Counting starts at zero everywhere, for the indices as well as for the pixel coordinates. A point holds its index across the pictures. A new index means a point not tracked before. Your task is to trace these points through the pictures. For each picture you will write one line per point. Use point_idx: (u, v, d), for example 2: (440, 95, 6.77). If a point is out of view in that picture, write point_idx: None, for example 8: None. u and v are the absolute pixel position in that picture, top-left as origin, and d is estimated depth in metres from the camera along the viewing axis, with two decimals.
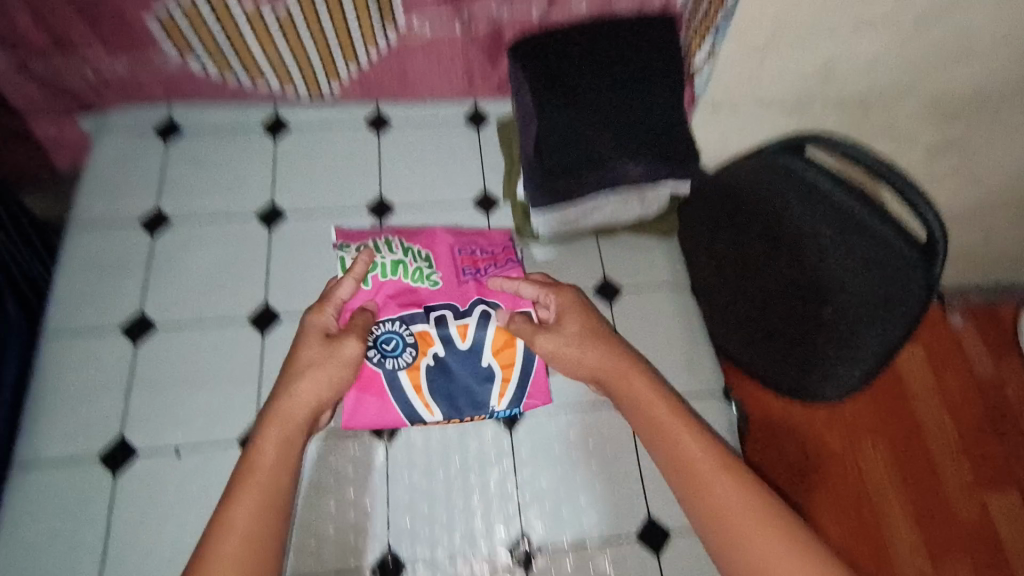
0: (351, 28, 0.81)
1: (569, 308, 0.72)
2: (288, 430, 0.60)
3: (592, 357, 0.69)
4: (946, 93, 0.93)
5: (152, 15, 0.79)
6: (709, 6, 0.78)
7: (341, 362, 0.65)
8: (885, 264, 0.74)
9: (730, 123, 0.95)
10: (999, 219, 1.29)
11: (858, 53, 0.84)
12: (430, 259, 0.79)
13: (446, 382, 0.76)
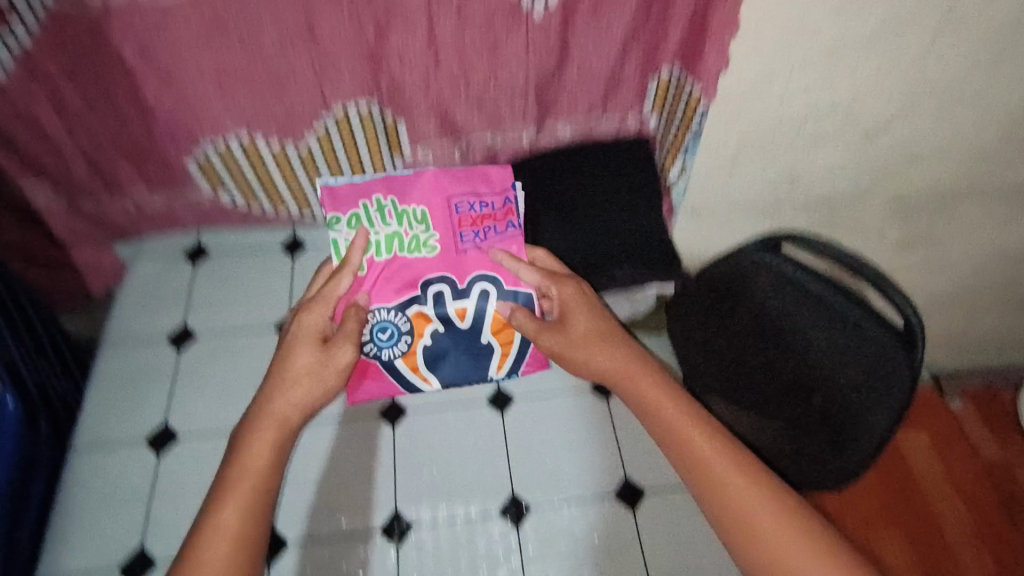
0: (368, 161, 0.87)
1: (574, 302, 0.79)
2: (281, 431, 0.72)
3: (603, 358, 0.77)
4: (904, 194, 1.02)
5: (191, 158, 0.84)
6: (677, 130, 0.86)
7: (332, 369, 0.74)
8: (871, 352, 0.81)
9: (709, 226, 1.02)
10: (980, 303, 1.34)
11: (817, 163, 0.93)
12: (425, 219, 0.81)
13: (442, 359, 0.87)
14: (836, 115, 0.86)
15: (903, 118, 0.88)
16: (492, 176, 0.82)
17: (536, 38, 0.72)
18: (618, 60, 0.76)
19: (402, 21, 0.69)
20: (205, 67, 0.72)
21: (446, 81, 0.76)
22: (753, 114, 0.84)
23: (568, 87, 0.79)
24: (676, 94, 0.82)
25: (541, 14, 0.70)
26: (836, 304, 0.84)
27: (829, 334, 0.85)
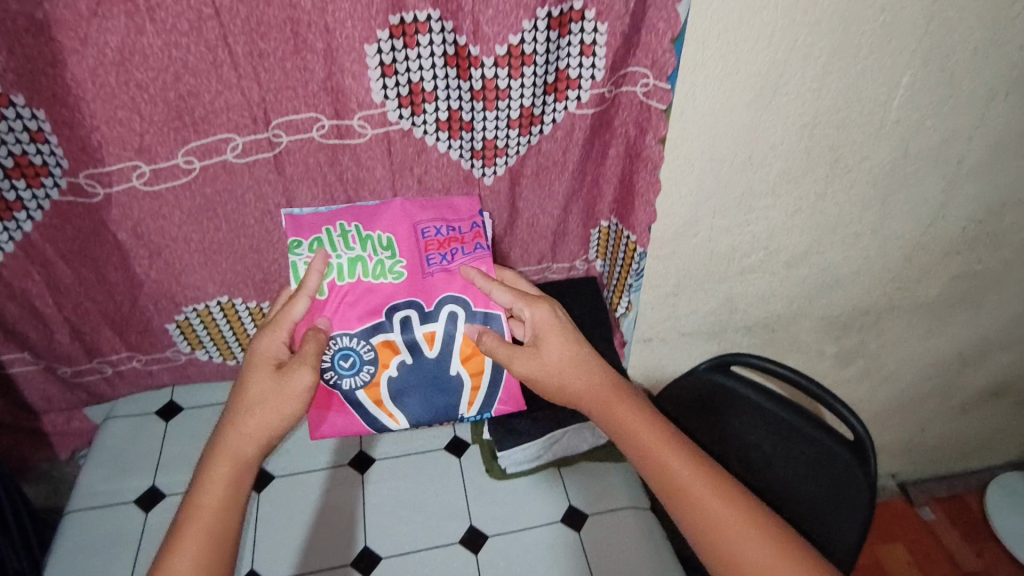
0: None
1: (547, 329, 0.79)
2: (236, 469, 0.69)
3: (578, 382, 0.77)
4: (832, 313, 1.12)
5: (171, 320, 0.89)
6: (619, 273, 0.97)
7: (289, 394, 0.70)
8: (836, 470, 0.96)
9: (662, 353, 1.10)
10: (925, 408, 1.42)
11: (749, 290, 1.03)
12: (391, 245, 0.80)
13: (407, 390, 0.86)
14: (758, 251, 0.97)
15: (815, 251, 1.00)
16: (458, 205, 0.83)
17: (488, 199, 0.85)
18: (561, 217, 0.91)
19: (372, 192, 0.81)
20: (192, 241, 0.80)
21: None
22: (686, 250, 0.94)
23: (518, 237, 0.92)
24: (614, 240, 0.95)
25: (491, 180, 0.83)
26: (803, 427, 0.99)
27: (792, 451, 1.00)
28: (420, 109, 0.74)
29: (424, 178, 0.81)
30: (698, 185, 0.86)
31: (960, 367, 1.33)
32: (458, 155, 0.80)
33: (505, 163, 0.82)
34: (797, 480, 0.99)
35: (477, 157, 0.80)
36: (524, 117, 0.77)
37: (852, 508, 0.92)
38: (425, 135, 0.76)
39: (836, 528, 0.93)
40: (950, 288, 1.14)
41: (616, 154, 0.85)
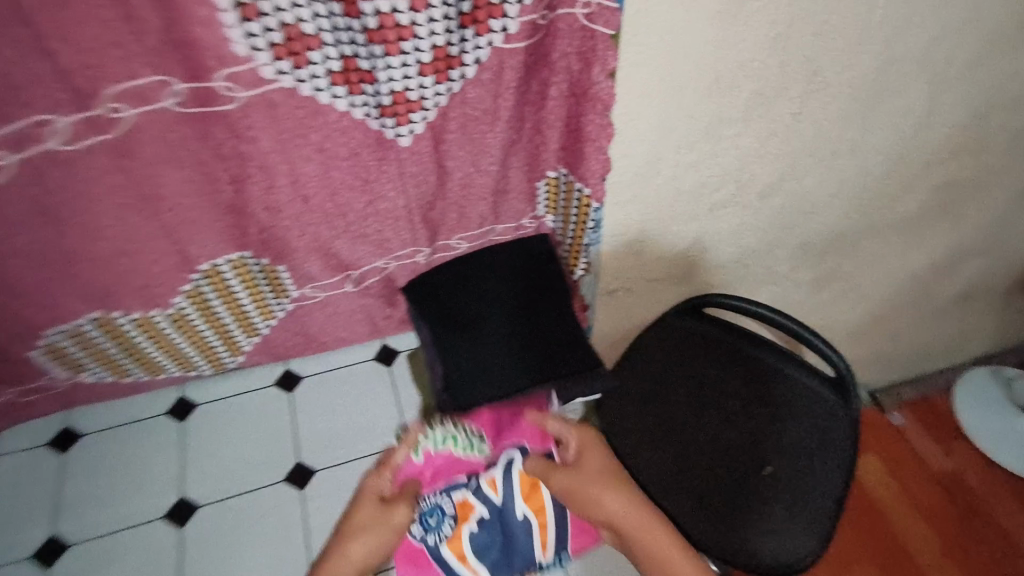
0: (252, 302, 0.92)
1: (591, 460, 0.74)
2: None
3: (612, 496, 0.70)
4: (808, 240, 1.03)
5: (37, 346, 0.91)
6: (573, 232, 0.88)
7: (391, 529, 0.70)
8: (818, 414, 0.90)
9: (633, 302, 1.01)
10: (901, 319, 1.38)
11: (721, 227, 0.93)
12: (479, 437, 0.79)
13: (489, 543, 0.85)
14: (729, 184, 0.86)
15: (789, 178, 0.89)
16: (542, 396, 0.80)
17: (408, 163, 0.75)
18: (499, 172, 0.81)
19: (270, 167, 0.72)
20: (34, 253, 0.76)
21: (320, 218, 0.81)
22: (647, 195, 0.83)
23: (449, 202, 0.83)
24: (565, 195, 0.85)
25: (408, 142, 0.72)
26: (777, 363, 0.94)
27: (776, 403, 0.92)
28: (305, 60, 0.61)
29: (327, 149, 0.71)
30: (659, 118, 0.73)
31: (936, 276, 1.27)
32: (365, 113, 0.68)
33: (422, 119, 0.69)
34: (781, 438, 0.90)
35: (385, 114, 0.68)
36: (438, 59, 0.63)
37: (835, 453, 0.86)
38: (316, 91, 0.64)
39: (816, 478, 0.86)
40: (930, 199, 1.05)
41: (558, 96, 0.72)
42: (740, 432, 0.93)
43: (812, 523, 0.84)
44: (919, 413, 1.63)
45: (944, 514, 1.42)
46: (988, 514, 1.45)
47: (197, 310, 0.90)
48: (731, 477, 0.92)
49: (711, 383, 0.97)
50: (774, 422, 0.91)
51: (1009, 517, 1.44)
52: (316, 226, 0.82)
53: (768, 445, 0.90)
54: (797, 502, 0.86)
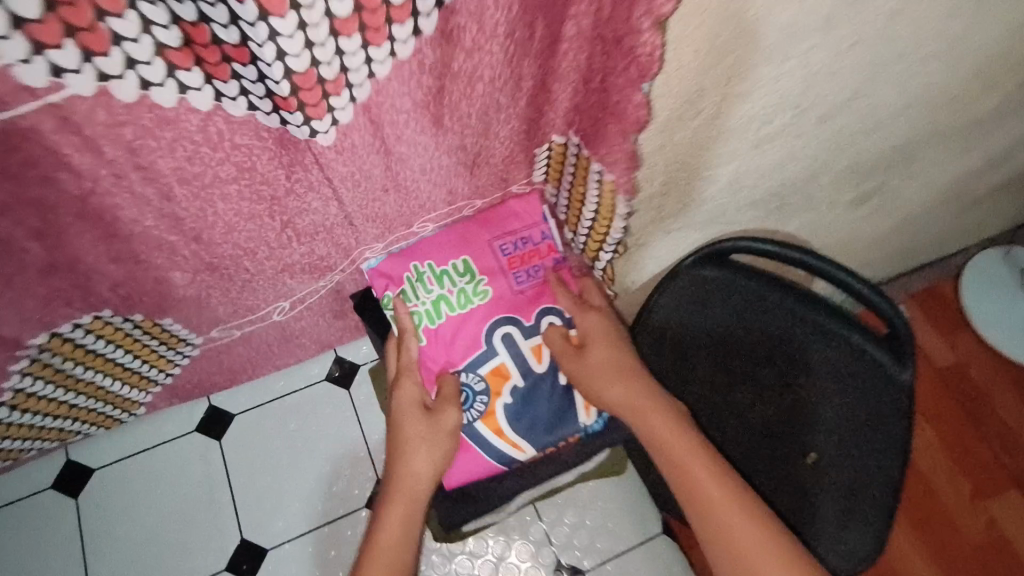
0: (139, 359, 0.77)
1: (592, 326, 0.69)
2: (410, 505, 0.61)
3: (618, 390, 0.64)
4: (860, 159, 0.82)
5: None
6: (592, 219, 0.72)
7: (446, 433, 0.65)
8: (856, 369, 0.76)
9: (647, 252, 0.82)
10: (934, 217, 1.20)
11: (761, 162, 0.71)
12: (469, 269, 0.70)
13: (529, 411, 0.70)
14: (783, 115, 0.63)
15: (860, 97, 0.67)
16: (519, 210, 0.73)
17: (334, 164, 0.55)
18: (480, 132, 0.59)
19: (118, 207, 0.52)
20: None
21: (200, 258, 0.63)
22: (684, 139, 0.61)
23: (398, 193, 0.64)
24: (580, 174, 0.67)
25: (330, 140, 0.52)
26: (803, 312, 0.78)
27: (818, 376, 0.78)
28: (108, 38, 0.37)
29: (203, 173, 0.51)
30: (708, 47, 0.50)
31: (988, 168, 1.08)
32: (249, 101, 0.46)
33: (351, 100, 0.49)
34: (825, 421, 0.78)
35: (284, 107, 0.46)
36: (353, 14, 0.41)
37: (889, 407, 0.74)
38: (147, 87, 0.42)
39: (872, 430, 0.75)
40: (1012, 89, 0.83)
41: (575, 32, 0.50)
42: (773, 379, 0.81)
43: (882, 469, 0.74)
44: (924, 305, 1.50)
45: (945, 415, 1.36)
46: (990, 406, 1.38)
47: (72, 379, 0.75)
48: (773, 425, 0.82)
49: (730, 336, 0.83)
50: (811, 374, 0.79)
51: (1012, 412, 1.37)
52: (222, 253, 0.63)
53: (806, 395, 0.79)
54: (857, 453, 0.76)
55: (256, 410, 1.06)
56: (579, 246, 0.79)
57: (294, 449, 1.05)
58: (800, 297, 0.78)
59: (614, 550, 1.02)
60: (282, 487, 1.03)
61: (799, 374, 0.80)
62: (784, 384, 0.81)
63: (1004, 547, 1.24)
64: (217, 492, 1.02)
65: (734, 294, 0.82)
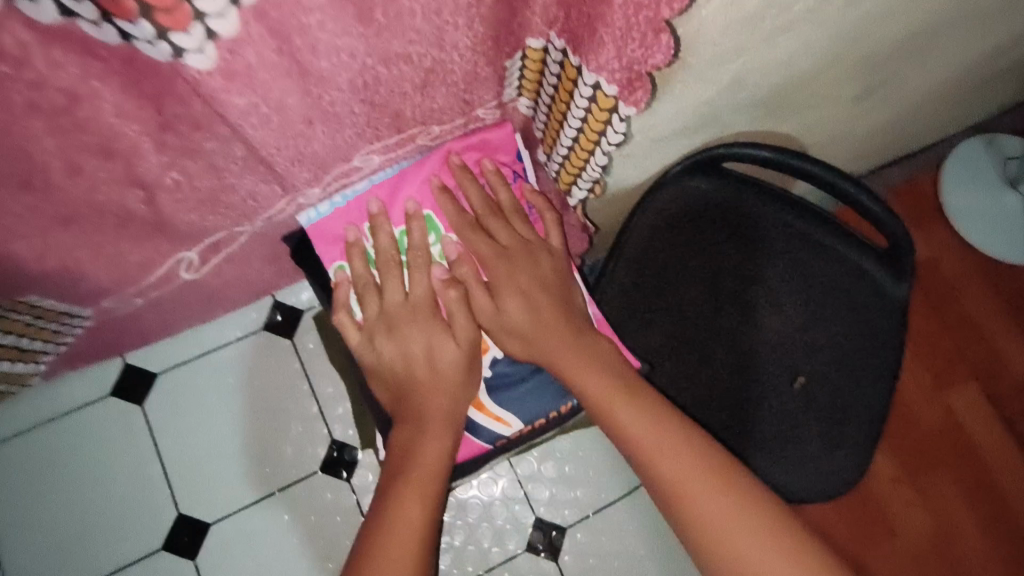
0: (20, 334, 0.70)
1: (511, 280, 0.59)
2: (436, 428, 0.58)
3: (517, 318, 0.58)
4: (878, 46, 0.71)
5: None
6: (574, 142, 0.62)
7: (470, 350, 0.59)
8: (846, 288, 0.72)
9: (632, 169, 0.71)
10: (928, 108, 1.11)
11: (770, 57, 0.60)
12: (433, 226, 0.60)
13: (511, 380, 0.64)
14: None
15: None
16: (492, 143, 0.61)
17: (225, 96, 0.42)
18: (441, 55, 0.46)
19: None
20: None
21: (56, 215, 0.51)
22: (702, 36, 0.50)
23: (328, 124, 0.51)
24: (567, 87, 0.55)
25: (208, 63, 0.38)
26: (799, 224, 0.73)
27: (813, 293, 0.73)
28: None
29: (9, 101, 0.37)
30: None
31: (997, 54, 0.98)
32: (59, 2, 0.32)
33: (231, 3, 0.34)
34: (816, 342, 0.72)
35: (119, 15, 0.33)
36: None
37: (881, 329, 0.70)
38: None
39: (861, 356, 0.71)
40: None
41: None
42: (748, 304, 0.73)
43: (872, 396, 0.70)
44: (902, 199, 1.44)
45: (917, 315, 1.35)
46: (957, 302, 1.37)
47: None
48: (744, 359, 0.73)
49: (711, 254, 0.74)
50: (794, 296, 0.73)
51: (978, 305, 1.37)
52: (86, 203, 0.51)
53: (789, 324, 0.73)
54: (842, 383, 0.71)
55: (197, 359, 1.00)
56: (553, 171, 0.70)
57: (239, 404, 1.00)
58: (788, 206, 0.74)
59: (594, 501, 1.01)
60: (229, 443, 0.98)
61: (789, 297, 0.73)
62: (760, 306, 0.73)
63: (960, 436, 1.27)
64: (156, 451, 0.98)
65: (720, 205, 0.74)
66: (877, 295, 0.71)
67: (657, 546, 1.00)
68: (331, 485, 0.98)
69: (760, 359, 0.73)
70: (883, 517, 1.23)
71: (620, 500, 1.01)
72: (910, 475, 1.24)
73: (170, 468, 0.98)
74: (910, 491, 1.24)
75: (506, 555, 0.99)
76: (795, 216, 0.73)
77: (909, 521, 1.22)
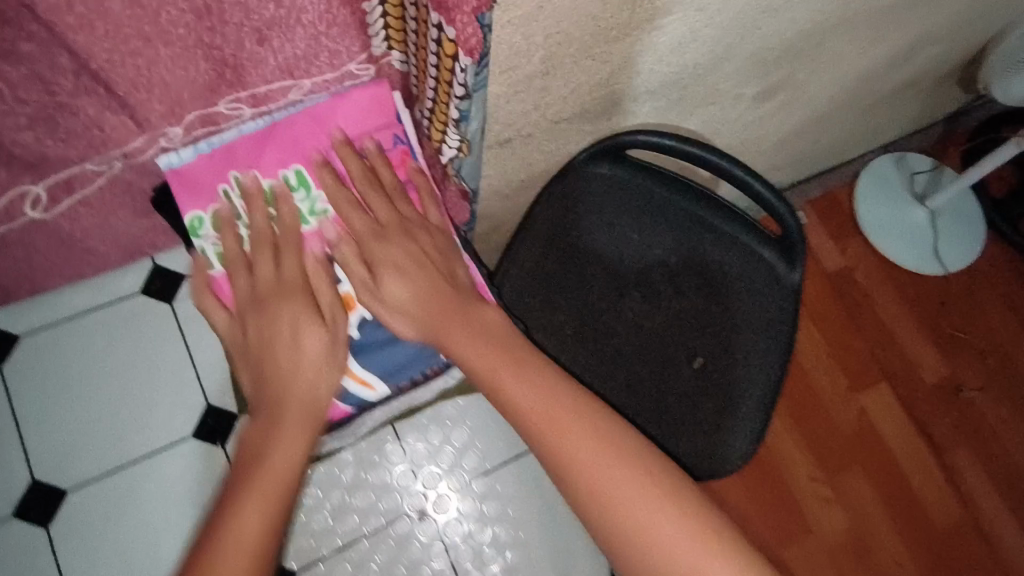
0: None
1: (387, 256, 0.59)
2: (297, 424, 0.56)
3: (403, 286, 0.59)
4: (767, 45, 0.75)
5: None
6: (434, 95, 0.56)
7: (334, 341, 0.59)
8: (742, 271, 0.75)
9: (525, 151, 0.71)
10: (834, 120, 1.18)
11: (657, 41, 0.62)
12: (302, 180, 0.60)
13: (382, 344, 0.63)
14: None
15: None
16: (366, 100, 0.61)
17: None
18: None
19: None
20: None
21: None
22: (577, 15, 0.52)
23: (171, 47, 0.49)
24: (422, 31, 0.50)
25: None
26: (697, 211, 0.76)
27: (712, 278, 0.75)
28: None
29: None
30: None
31: (890, 69, 1.05)
32: None
33: None
34: (716, 322, 0.74)
35: None
36: None
37: (775, 311, 0.73)
38: None
39: (757, 336, 0.73)
40: None
41: None
42: (648, 287, 0.76)
43: (765, 373, 0.72)
44: (820, 210, 1.51)
45: (832, 317, 1.41)
46: (871, 308, 1.43)
47: None
48: (643, 338, 0.76)
49: (614, 239, 0.77)
50: (694, 278, 0.75)
51: (891, 309, 1.43)
52: None
53: (689, 306, 0.75)
54: (739, 362, 0.73)
55: (91, 313, 0.97)
56: (425, 131, 0.63)
57: (138, 366, 0.97)
58: (689, 194, 0.76)
59: (488, 487, 1.02)
60: (103, 413, 0.95)
61: (688, 279, 0.76)
62: (660, 288, 0.76)
63: (870, 434, 1.31)
64: (41, 401, 0.95)
65: (624, 192, 0.76)
66: (770, 279, 0.74)
67: (549, 528, 1.01)
68: (209, 477, 0.95)
69: (658, 338, 0.76)
70: (797, 510, 1.25)
71: (514, 480, 1.03)
72: (825, 471, 1.28)
73: (29, 442, 0.94)
74: (827, 488, 1.27)
75: (386, 519, 0.99)
76: (696, 203, 0.76)
77: (825, 518, 1.25)
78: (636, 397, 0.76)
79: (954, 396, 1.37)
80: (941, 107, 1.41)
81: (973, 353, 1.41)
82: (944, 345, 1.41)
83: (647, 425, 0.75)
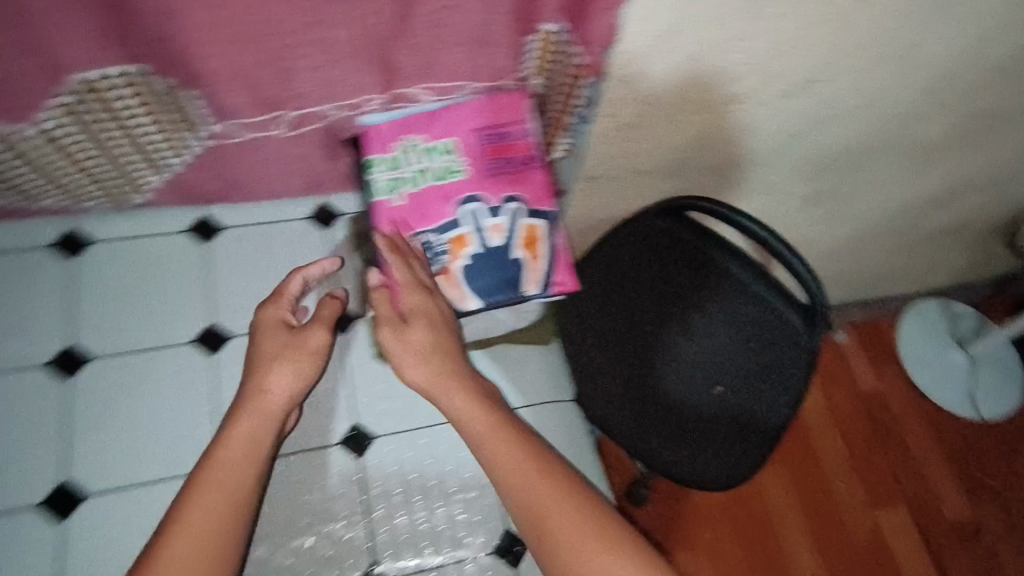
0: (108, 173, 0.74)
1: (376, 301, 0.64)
2: (258, 425, 0.62)
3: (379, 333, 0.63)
4: (818, 151, 0.92)
5: None
6: (555, 111, 0.73)
7: (309, 355, 0.65)
8: (767, 330, 0.86)
9: (609, 191, 0.89)
10: (880, 246, 1.31)
11: (726, 124, 0.80)
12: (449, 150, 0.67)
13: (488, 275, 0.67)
14: (753, 77, 0.73)
15: (821, 79, 0.76)
16: (505, 104, 0.67)
17: None
18: None
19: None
20: None
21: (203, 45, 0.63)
22: (670, 84, 0.71)
23: None
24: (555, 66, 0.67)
25: None
26: (737, 272, 0.87)
27: (740, 328, 0.87)
28: None
29: None
30: None
31: (934, 207, 1.20)
32: None
33: None
34: (738, 363, 0.88)
35: None
36: None
37: (790, 364, 0.84)
38: None
39: (771, 380, 0.86)
40: (958, 120, 0.94)
41: None
42: (683, 324, 0.90)
43: (776, 409, 0.85)
44: (863, 335, 1.60)
45: (859, 434, 1.46)
46: (900, 436, 1.48)
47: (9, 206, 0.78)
48: (671, 364, 0.91)
49: (661, 280, 0.90)
50: (724, 325, 0.88)
51: (919, 440, 1.47)
52: None
53: (716, 346, 0.89)
54: (753, 395, 0.87)
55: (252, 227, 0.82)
56: None
57: None
58: (734, 256, 0.87)
59: None
60: None
61: (718, 325, 0.89)
62: (692, 326, 0.90)
63: (883, 552, 1.34)
64: None
65: (675, 244, 0.89)
66: (794, 340, 0.84)
67: None
68: None
69: (685, 368, 0.90)
70: None
71: None
72: None
73: None
74: None
75: None
76: (739, 266, 0.87)
77: None
78: (658, 407, 0.91)
79: (972, 540, 1.38)
80: (988, 264, 1.52)
81: (996, 500, 1.43)
82: (968, 486, 1.43)
83: (666, 431, 0.91)
